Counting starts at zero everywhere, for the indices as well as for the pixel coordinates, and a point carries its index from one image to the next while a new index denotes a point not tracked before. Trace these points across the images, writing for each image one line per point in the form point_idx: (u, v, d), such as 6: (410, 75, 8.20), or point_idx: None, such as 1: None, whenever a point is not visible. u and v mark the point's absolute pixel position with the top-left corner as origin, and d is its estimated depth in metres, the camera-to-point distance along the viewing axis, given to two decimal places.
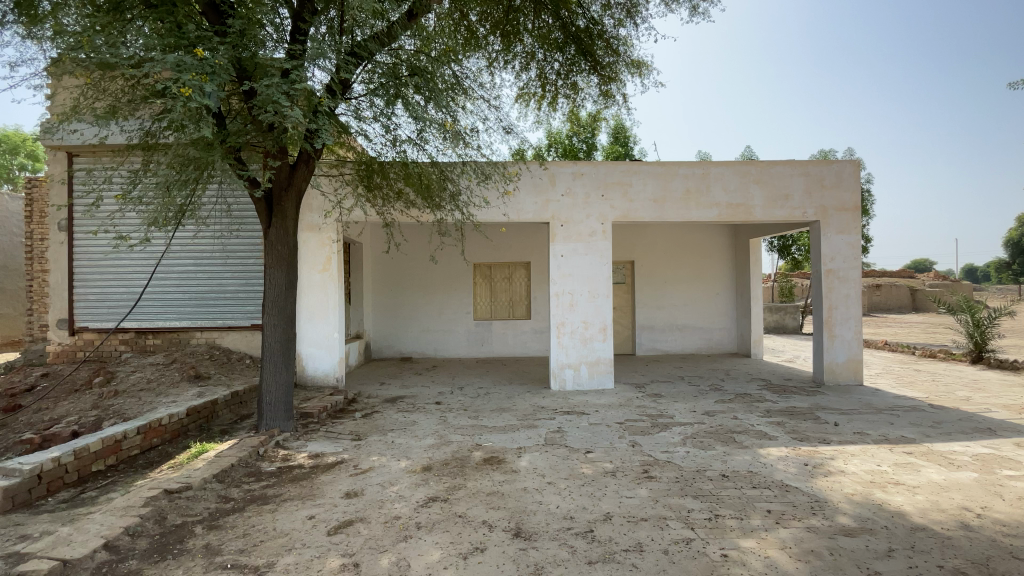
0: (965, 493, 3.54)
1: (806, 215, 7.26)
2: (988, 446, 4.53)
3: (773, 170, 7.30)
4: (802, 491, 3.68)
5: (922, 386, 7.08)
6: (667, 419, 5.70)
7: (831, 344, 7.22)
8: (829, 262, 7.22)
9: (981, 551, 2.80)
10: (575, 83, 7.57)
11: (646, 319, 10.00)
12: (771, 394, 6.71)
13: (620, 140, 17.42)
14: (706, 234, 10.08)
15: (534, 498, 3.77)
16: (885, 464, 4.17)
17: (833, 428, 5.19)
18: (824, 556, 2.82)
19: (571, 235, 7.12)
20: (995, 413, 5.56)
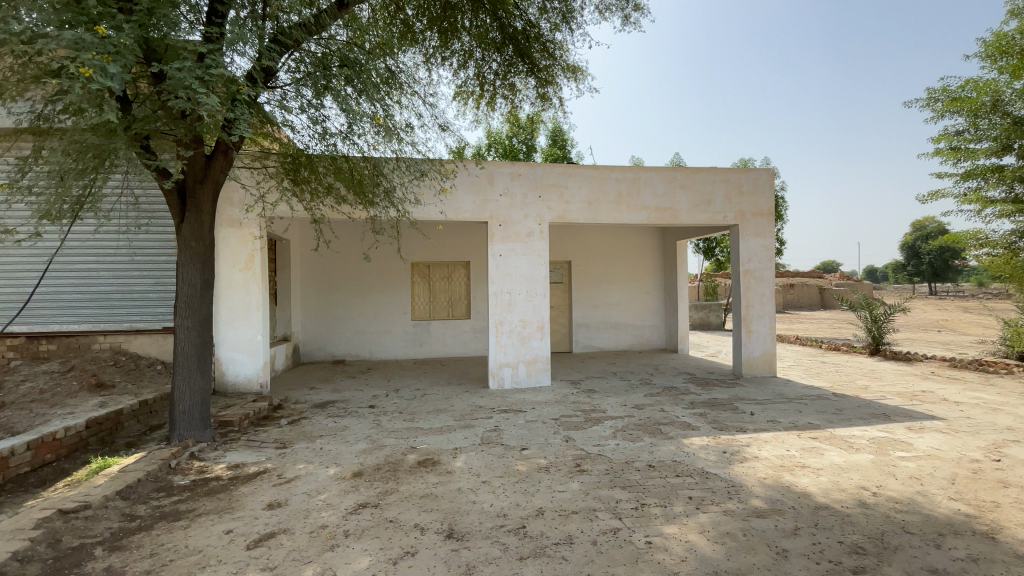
0: (861, 474, 3.90)
1: (727, 219, 7.74)
2: (881, 429, 5.03)
3: (697, 176, 7.72)
4: (720, 477, 3.91)
5: (828, 377, 7.75)
6: (600, 413, 5.87)
7: (749, 339, 7.74)
8: (747, 263, 7.73)
9: (877, 527, 3.08)
10: (512, 83, 7.64)
11: (582, 318, 10.26)
12: (696, 387, 7.10)
13: (559, 143, 17.78)
14: (638, 235, 10.49)
15: (468, 498, 3.74)
16: (794, 449, 4.51)
17: (749, 417, 5.56)
18: (739, 537, 3.00)
19: (508, 235, 7.15)
20: (888, 400, 6.18)
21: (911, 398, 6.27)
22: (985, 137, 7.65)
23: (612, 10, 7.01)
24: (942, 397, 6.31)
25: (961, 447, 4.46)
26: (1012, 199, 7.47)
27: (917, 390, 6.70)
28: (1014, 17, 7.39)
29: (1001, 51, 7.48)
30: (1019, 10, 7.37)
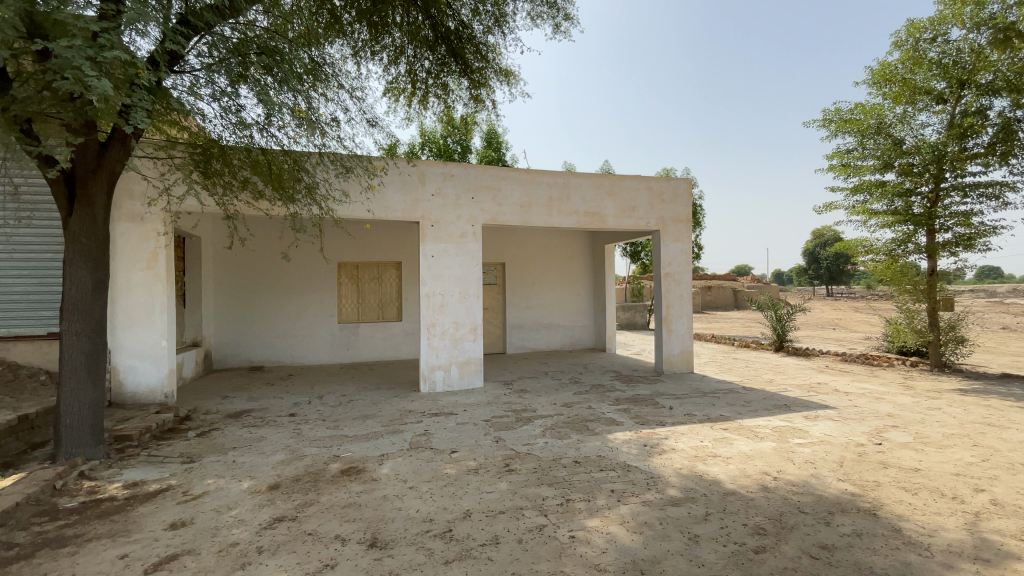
0: (765, 461, 4.24)
1: (650, 225, 8.14)
2: (783, 419, 5.49)
3: (623, 183, 8.06)
4: (640, 469, 4.09)
5: (738, 372, 8.38)
6: (530, 413, 5.94)
7: (669, 337, 8.19)
8: (668, 267, 8.17)
9: (776, 508, 3.35)
10: (445, 83, 7.58)
11: (515, 319, 10.34)
12: (621, 384, 7.40)
13: (494, 144, 17.88)
14: (569, 238, 10.76)
15: (393, 505, 3.64)
16: (707, 439, 4.82)
17: (669, 412, 5.87)
18: (655, 526, 3.15)
19: (440, 236, 7.07)
20: (788, 392, 6.78)
21: (808, 390, 6.92)
22: (871, 156, 8.59)
23: (543, 17, 7.15)
24: (834, 388, 7.02)
25: (848, 432, 4.98)
26: (892, 211, 8.43)
27: (813, 383, 7.39)
28: (895, 50, 8.36)
29: (885, 79, 8.42)
30: (901, 42, 8.32)
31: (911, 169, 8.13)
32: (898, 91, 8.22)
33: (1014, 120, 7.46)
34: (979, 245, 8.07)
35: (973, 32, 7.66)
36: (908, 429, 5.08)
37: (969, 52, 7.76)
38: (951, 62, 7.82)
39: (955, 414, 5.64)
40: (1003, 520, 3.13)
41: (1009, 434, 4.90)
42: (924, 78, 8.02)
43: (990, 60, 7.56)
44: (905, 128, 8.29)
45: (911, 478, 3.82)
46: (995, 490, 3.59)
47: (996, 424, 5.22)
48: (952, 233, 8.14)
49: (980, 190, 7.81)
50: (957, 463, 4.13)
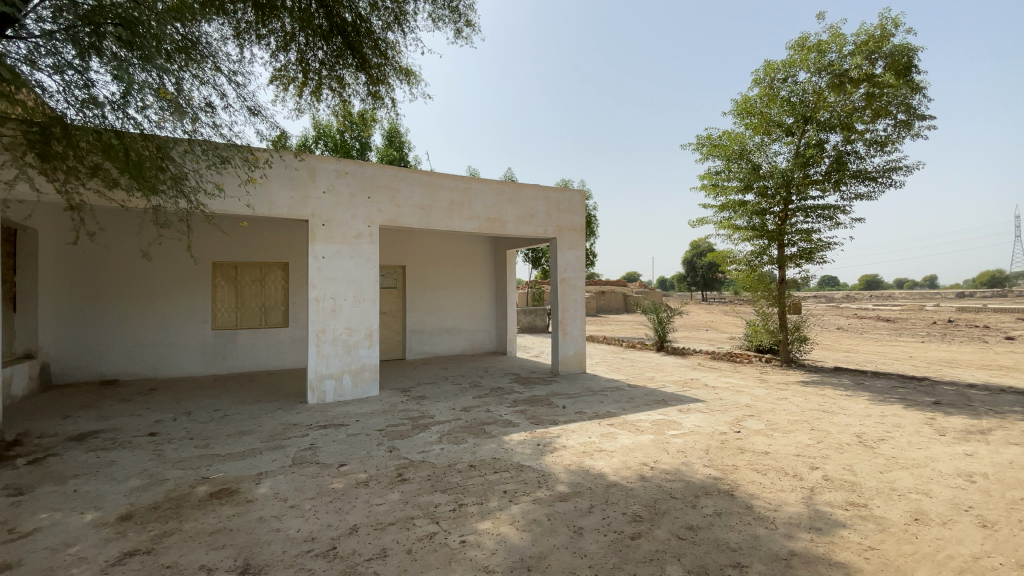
0: (644, 452, 4.58)
1: (547, 233, 8.45)
2: (661, 413, 5.99)
3: (522, 191, 8.28)
4: (532, 469, 4.21)
5: (626, 371, 9.00)
6: (427, 420, 5.84)
7: (564, 340, 8.55)
8: (564, 273, 8.53)
9: (652, 496, 3.63)
10: (340, 76, 7.24)
11: (415, 323, 10.12)
12: (519, 387, 7.58)
13: (395, 143, 17.43)
14: (471, 242, 10.81)
15: (271, 527, 3.36)
16: (595, 436, 5.10)
17: (562, 411, 6.12)
18: (543, 522, 3.25)
19: (333, 236, 6.70)
20: (667, 388, 7.42)
21: (683, 385, 7.64)
22: (735, 178, 9.74)
23: (445, 20, 7.12)
24: (705, 383, 7.83)
25: (715, 422, 5.57)
26: (752, 227, 9.64)
27: (689, 379, 8.17)
28: (755, 86, 9.55)
29: (746, 112, 9.61)
30: (760, 80, 9.56)
31: (766, 191, 9.38)
32: (757, 123, 9.42)
33: (844, 153, 8.90)
34: (818, 258, 9.49)
35: (815, 76, 9.00)
36: (762, 418, 5.81)
37: (812, 92, 9.08)
38: (798, 101, 9.11)
39: (798, 403, 6.57)
40: (830, 492, 3.70)
41: (837, 418, 5.81)
42: (777, 113, 9.26)
43: (827, 101, 8.92)
44: (762, 155, 9.51)
45: (763, 461, 4.36)
46: (825, 467, 4.23)
47: (828, 411, 6.16)
48: (798, 247, 9.49)
49: (818, 211, 9.20)
50: (798, 445, 4.81)
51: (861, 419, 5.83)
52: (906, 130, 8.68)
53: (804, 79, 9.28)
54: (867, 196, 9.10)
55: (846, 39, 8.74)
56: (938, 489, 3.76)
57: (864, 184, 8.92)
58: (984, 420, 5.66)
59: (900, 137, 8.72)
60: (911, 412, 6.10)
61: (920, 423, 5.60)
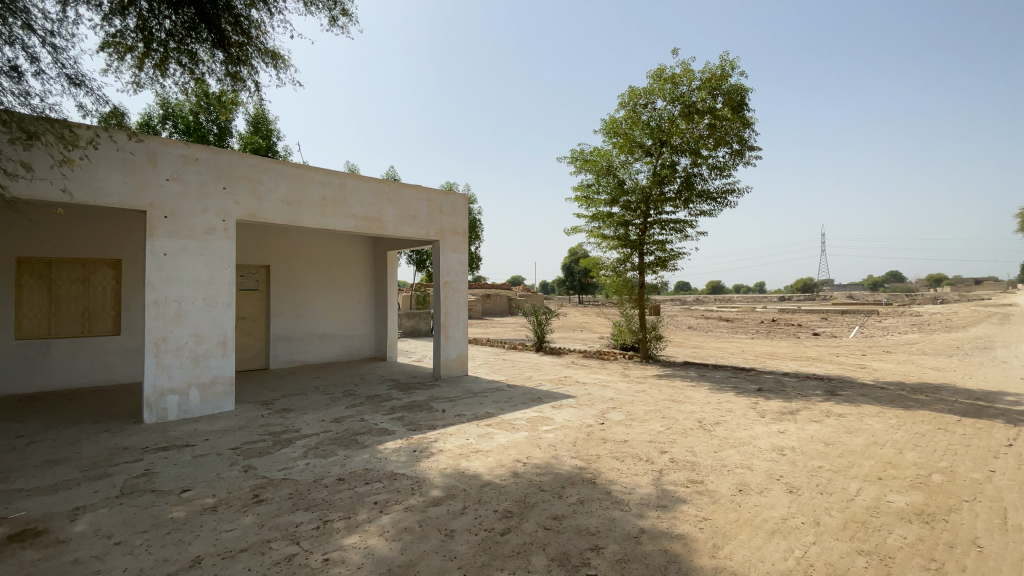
0: (518, 449, 4.74)
1: (429, 235, 8.34)
2: (536, 410, 6.26)
3: (402, 191, 8.08)
4: (406, 476, 4.12)
5: (505, 372, 9.24)
6: (291, 433, 5.40)
7: (446, 343, 8.51)
8: (445, 276, 8.49)
9: (523, 491, 3.77)
10: (192, 51, 6.41)
11: (282, 329, 9.33)
12: (397, 392, 7.37)
13: (262, 131, 15.95)
14: (347, 242, 10.29)
15: (88, 570, 2.83)
16: (472, 437, 5.15)
17: (440, 415, 6.08)
18: (414, 530, 3.19)
19: (177, 230, 5.89)
20: (543, 387, 7.77)
21: (558, 384, 8.06)
22: (603, 192, 10.59)
23: (319, 6, 6.69)
24: (577, 381, 8.35)
25: (583, 416, 5.96)
26: (617, 237, 10.56)
27: (563, 376, 8.65)
28: (620, 109, 10.45)
29: (614, 132, 10.50)
30: (625, 104, 10.49)
31: (629, 205, 10.33)
32: (622, 142, 10.34)
33: (692, 175, 10.13)
34: (671, 266, 10.69)
35: (670, 105, 10.12)
36: (624, 409, 6.36)
37: (667, 119, 10.19)
38: (655, 125, 10.18)
39: (655, 395, 7.31)
40: (675, 473, 4.17)
41: (685, 407, 6.58)
42: (639, 135, 10.25)
43: (679, 128, 10.07)
44: (626, 172, 10.47)
45: (622, 449, 4.77)
46: (673, 450, 4.76)
47: (678, 400, 6.95)
48: (656, 256, 10.59)
49: (672, 225, 10.37)
50: (652, 432, 5.35)
51: (704, 406, 6.69)
52: (738, 159, 10.16)
53: (661, 106, 10.38)
54: (710, 213, 10.45)
55: (694, 74, 9.94)
56: (758, 462, 4.44)
57: (707, 203, 10.24)
58: (794, 403, 6.82)
59: (734, 164, 10.18)
60: (741, 398, 7.14)
61: (747, 407, 6.58)
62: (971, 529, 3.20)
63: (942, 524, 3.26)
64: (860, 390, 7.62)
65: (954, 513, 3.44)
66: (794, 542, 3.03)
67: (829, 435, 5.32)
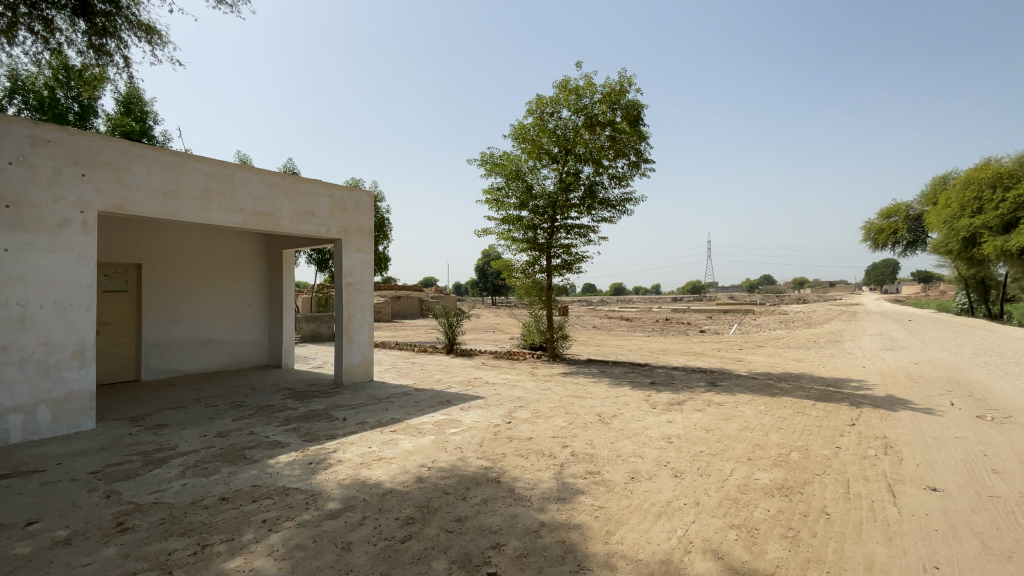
0: (422, 454, 4.66)
1: (330, 233, 7.92)
2: (443, 413, 6.20)
3: (300, 186, 7.60)
4: (300, 490, 3.87)
5: (413, 375, 9.05)
6: (166, 452, 4.84)
7: (349, 347, 8.14)
8: (348, 276, 8.11)
9: (426, 495, 3.72)
10: (47, 18, 5.53)
11: (159, 335, 8.34)
12: (294, 402, 6.91)
13: (135, 113, 14.15)
14: (237, 240, 9.46)
15: None
16: (374, 445, 4.97)
17: (341, 423, 5.79)
18: (307, 546, 3.01)
19: (22, 222, 5.04)
20: (451, 389, 7.73)
21: (466, 385, 8.06)
22: (512, 196, 10.80)
23: None
24: (486, 381, 8.42)
25: (490, 417, 6.02)
26: (526, 240, 10.82)
27: (472, 378, 8.67)
28: (529, 116, 10.73)
29: (522, 137, 10.76)
30: (533, 111, 10.80)
31: (537, 209, 10.64)
32: (530, 148, 10.62)
33: (595, 183, 10.67)
34: (576, 269, 11.16)
35: (574, 115, 10.58)
36: (530, 407, 6.52)
37: (572, 129, 10.64)
38: (561, 134, 10.59)
39: (560, 392, 7.59)
40: (575, 466, 4.36)
41: (587, 402, 6.91)
42: (546, 142, 10.59)
43: (583, 138, 10.55)
44: (534, 177, 10.76)
45: (527, 446, 4.88)
46: (574, 444, 4.97)
47: (581, 397, 7.27)
48: (562, 259, 11.00)
49: (577, 230, 10.83)
50: (555, 428, 5.55)
51: (604, 400, 7.06)
52: (635, 170, 10.89)
53: (566, 116, 10.81)
54: (611, 219, 11.07)
55: (596, 88, 10.47)
56: (649, 451, 4.78)
57: (608, 210, 10.83)
58: (682, 394, 7.46)
59: (632, 175, 10.89)
60: (637, 392, 7.65)
61: (641, 399, 7.07)
62: (821, 498, 3.71)
63: (798, 496, 3.75)
64: (737, 381, 8.51)
65: (807, 486, 3.96)
66: (677, 522, 3.31)
67: (710, 422, 5.87)
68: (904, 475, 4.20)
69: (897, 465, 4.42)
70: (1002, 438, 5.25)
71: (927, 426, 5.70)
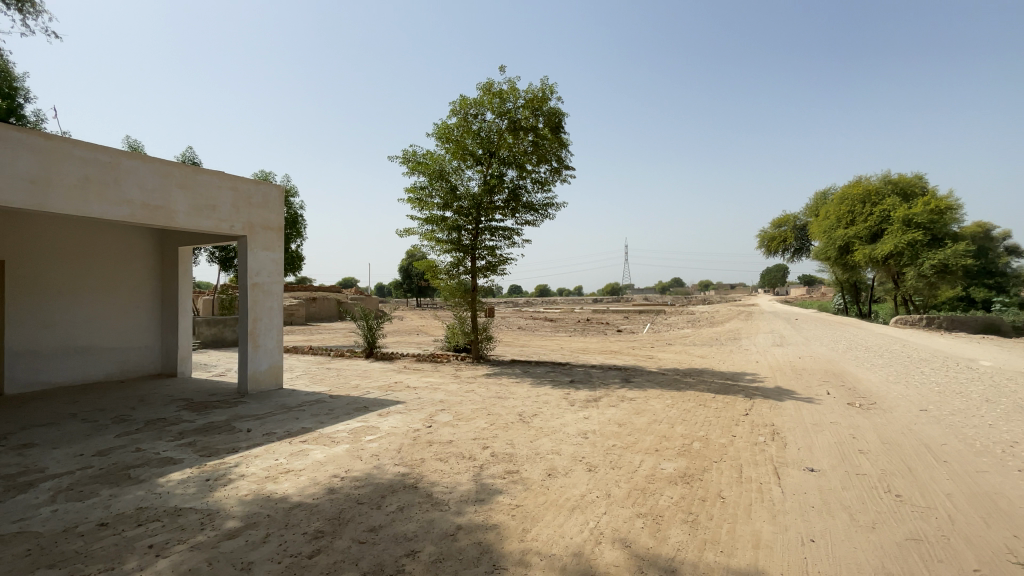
0: (335, 464, 4.45)
1: (234, 230, 7.33)
2: (360, 420, 5.97)
3: (198, 177, 6.96)
4: (195, 510, 3.54)
5: (328, 381, 8.62)
6: (30, 475, 4.20)
7: (255, 353, 7.59)
8: (255, 276, 7.56)
9: (338, 506, 3.55)
10: None
11: (25, 343, 7.25)
12: (190, 414, 6.30)
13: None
14: (123, 235, 8.47)
15: None
16: (282, 456, 4.67)
17: (244, 435, 5.38)
18: (202, 570, 2.76)
19: None
20: (369, 395, 7.46)
21: (385, 390, 7.82)
22: (436, 196, 10.68)
23: None
24: (407, 385, 8.23)
25: (409, 422, 5.88)
26: (450, 241, 10.74)
27: (392, 382, 8.43)
28: (453, 116, 10.68)
29: (445, 137, 10.68)
30: (457, 112, 10.76)
31: (461, 210, 10.60)
32: (454, 149, 10.56)
33: (519, 187, 10.82)
34: (500, 271, 11.24)
35: (498, 118, 10.67)
36: (451, 410, 6.47)
37: (496, 132, 10.73)
38: (485, 137, 10.64)
39: (482, 393, 7.59)
40: (494, 466, 4.38)
41: (508, 403, 6.98)
42: (470, 144, 10.59)
43: (506, 141, 10.67)
44: (458, 178, 10.72)
45: (446, 450, 4.83)
46: (494, 445, 5.00)
47: (502, 398, 7.33)
48: (486, 261, 11.03)
49: (501, 232, 10.93)
50: (476, 430, 5.55)
51: (525, 400, 7.17)
52: (557, 176, 11.19)
53: (490, 118, 10.87)
54: (534, 222, 11.28)
55: (520, 93, 10.64)
56: (566, 447, 4.93)
57: (531, 213, 11.02)
58: (599, 391, 7.76)
59: (554, 181, 11.18)
60: (556, 391, 7.85)
61: (561, 398, 7.27)
62: (717, 483, 4.03)
63: (698, 483, 4.05)
64: (649, 378, 9.03)
65: (707, 472, 4.29)
66: (589, 515, 3.44)
67: (623, 417, 6.17)
68: (788, 458, 4.68)
69: (782, 450, 4.92)
70: (866, 421, 6.02)
71: (808, 414, 6.40)
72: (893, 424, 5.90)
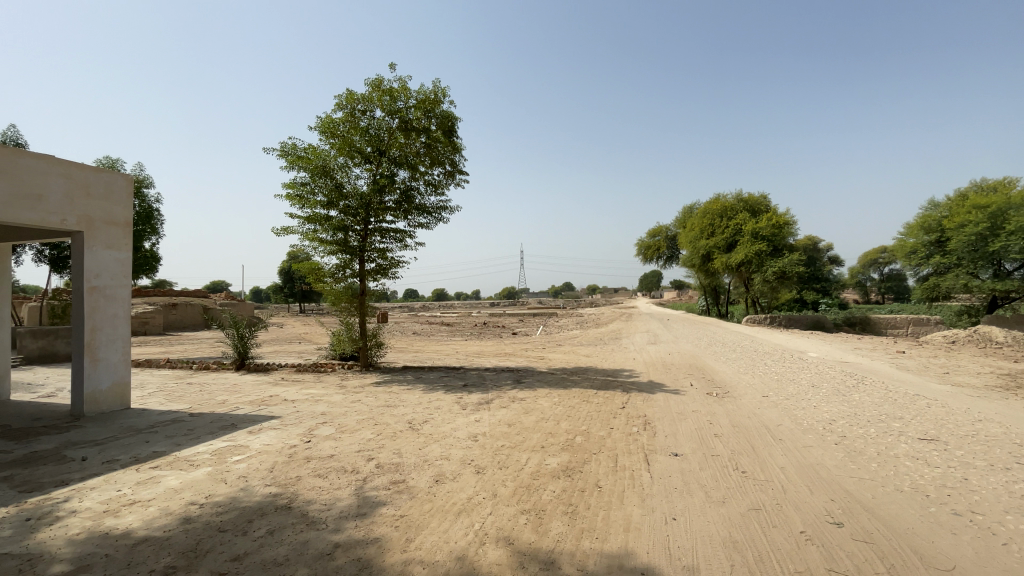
0: (194, 490, 3.96)
1: (66, 224, 6.21)
2: (226, 440, 5.38)
3: (17, 159, 5.80)
4: (6, 557, 2.93)
5: (189, 398, 7.67)
6: None
7: (93, 369, 6.50)
8: (94, 279, 6.48)
9: (195, 537, 3.17)
10: None
11: None
12: (3, 444, 5.21)
13: None
14: None
15: None
16: (126, 487, 4.04)
17: (78, 465, 4.57)
18: None
19: None
20: (238, 410, 6.77)
21: (258, 405, 7.16)
22: (319, 193, 10.06)
23: None
24: (284, 398, 7.61)
25: (285, 438, 5.44)
26: (335, 242, 10.20)
27: (267, 396, 7.74)
28: (338, 110, 10.16)
29: (330, 132, 10.11)
30: (343, 106, 10.27)
31: (348, 209, 10.13)
32: (340, 145, 10.05)
33: (411, 188, 10.60)
34: (391, 274, 10.90)
35: (388, 116, 10.38)
36: (334, 422, 6.11)
37: (385, 130, 10.42)
38: (374, 135, 10.29)
39: (369, 403, 7.28)
40: (378, 478, 4.22)
41: (396, 411, 6.77)
42: (358, 141, 10.16)
43: (397, 141, 10.41)
44: (345, 176, 10.21)
45: (326, 464, 4.55)
46: (379, 456, 4.81)
47: (390, 406, 7.09)
48: (376, 263, 10.65)
49: (392, 234, 10.62)
50: (361, 442, 5.30)
51: (414, 407, 7.01)
52: (450, 179, 11.16)
53: (379, 115, 10.53)
54: (426, 225, 11.13)
55: (411, 93, 10.44)
56: (454, 452, 4.91)
57: (424, 216, 10.86)
58: (489, 393, 7.86)
59: (447, 184, 11.14)
60: (447, 396, 7.79)
61: (452, 402, 7.23)
62: (596, 474, 4.30)
63: (578, 475, 4.28)
64: (537, 378, 9.35)
65: (586, 464, 4.55)
66: (475, 517, 3.46)
67: (512, 417, 6.32)
68: (657, 445, 5.15)
69: (652, 438, 5.39)
70: (721, 408, 6.84)
71: (675, 404, 7.10)
72: (742, 409, 6.77)
